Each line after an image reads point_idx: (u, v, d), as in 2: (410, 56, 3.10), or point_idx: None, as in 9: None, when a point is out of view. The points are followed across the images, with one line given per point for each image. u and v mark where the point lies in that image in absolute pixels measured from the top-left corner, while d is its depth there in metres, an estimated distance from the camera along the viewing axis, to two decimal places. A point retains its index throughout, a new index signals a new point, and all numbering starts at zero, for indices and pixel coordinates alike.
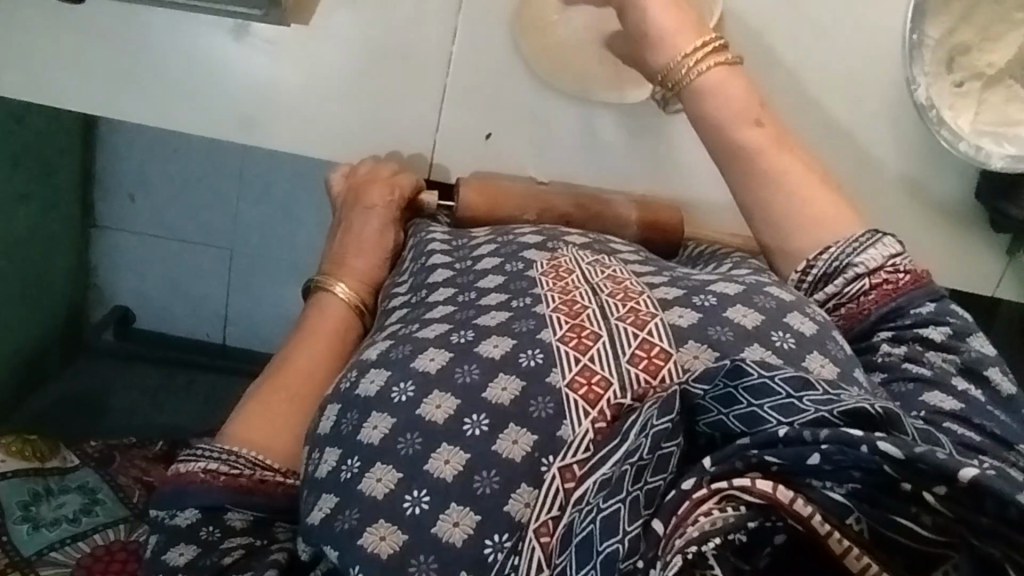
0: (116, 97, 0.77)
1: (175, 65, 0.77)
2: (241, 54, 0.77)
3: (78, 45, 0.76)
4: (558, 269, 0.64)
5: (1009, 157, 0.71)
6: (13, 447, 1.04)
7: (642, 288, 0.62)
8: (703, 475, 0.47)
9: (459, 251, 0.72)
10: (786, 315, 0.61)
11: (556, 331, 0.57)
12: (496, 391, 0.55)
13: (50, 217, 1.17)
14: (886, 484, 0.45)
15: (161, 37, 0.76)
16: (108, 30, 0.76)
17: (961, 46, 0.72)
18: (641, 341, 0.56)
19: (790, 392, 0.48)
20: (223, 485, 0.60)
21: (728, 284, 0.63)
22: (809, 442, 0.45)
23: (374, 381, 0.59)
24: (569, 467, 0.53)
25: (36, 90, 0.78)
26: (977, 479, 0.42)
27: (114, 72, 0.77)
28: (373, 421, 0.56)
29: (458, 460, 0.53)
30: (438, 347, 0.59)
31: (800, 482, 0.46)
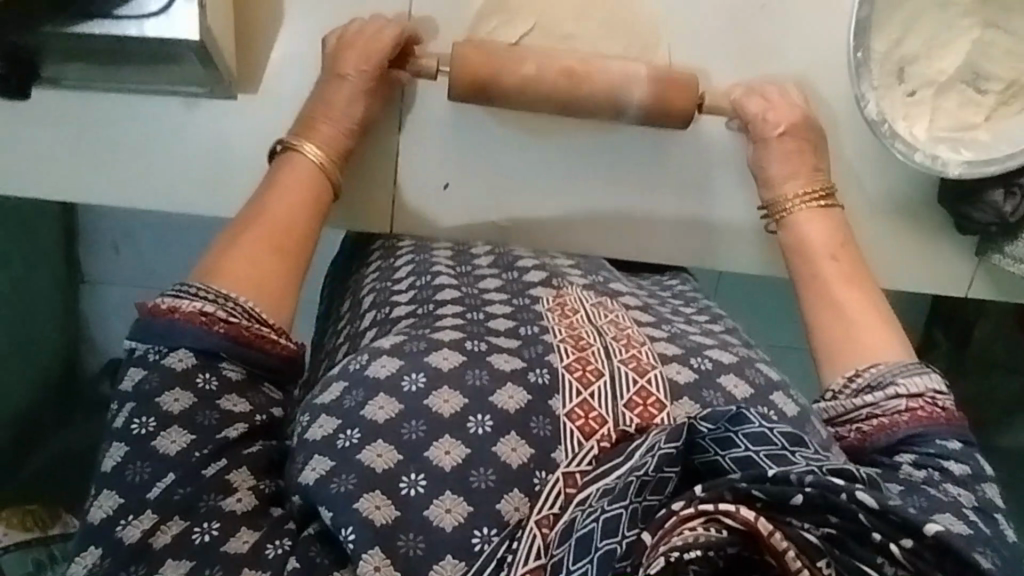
0: (72, 182, 0.73)
1: (126, 138, 0.73)
2: (202, 123, 0.73)
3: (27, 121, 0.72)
4: (564, 307, 0.65)
5: (966, 163, 0.70)
6: (15, 519, 1.04)
7: (644, 339, 0.62)
8: (693, 496, 0.48)
9: (465, 278, 0.73)
10: (772, 394, 0.63)
11: (563, 358, 0.58)
12: (503, 398, 0.55)
13: (37, 278, 1.17)
14: (858, 534, 0.47)
15: (107, 111, 0.72)
16: (56, 111, 0.72)
17: (909, 57, 0.72)
18: (638, 387, 0.56)
19: (784, 445, 0.50)
20: (220, 335, 0.58)
21: (724, 353, 0.65)
22: (795, 484, 0.47)
23: (385, 364, 0.57)
24: (570, 474, 0.52)
25: None
26: (939, 535, 0.46)
27: (62, 148, 0.73)
28: (379, 401, 0.55)
29: (458, 453, 0.53)
30: (451, 349, 0.58)
31: (780, 518, 0.47)
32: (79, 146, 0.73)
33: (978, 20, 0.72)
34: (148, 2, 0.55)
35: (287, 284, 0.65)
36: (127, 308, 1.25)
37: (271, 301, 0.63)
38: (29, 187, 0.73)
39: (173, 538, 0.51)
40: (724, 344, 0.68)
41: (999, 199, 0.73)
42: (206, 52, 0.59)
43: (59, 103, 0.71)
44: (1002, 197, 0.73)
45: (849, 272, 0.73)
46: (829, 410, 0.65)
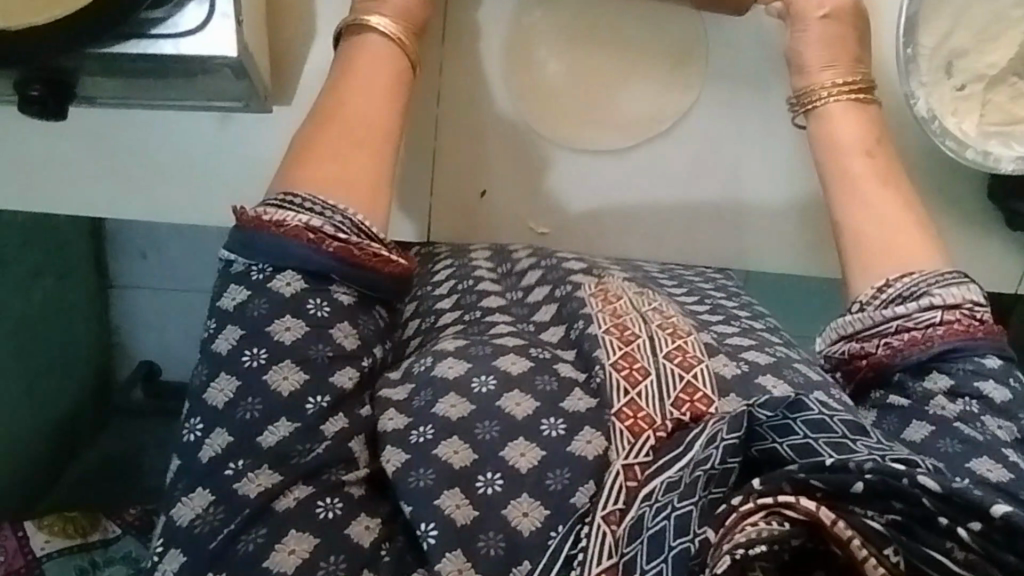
0: (106, 199, 0.73)
1: (160, 153, 0.72)
2: (234, 134, 0.72)
3: (56, 142, 0.72)
4: (606, 293, 0.64)
5: (1018, 159, 0.69)
6: (57, 527, 1.05)
7: (689, 327, 0.60)
8: (751, 489, 0.45)
9: (507, 283, 0.73)
10: (818, 391, 0.61)
11: (609, 355, 0.57)
12: (573, 400, 0.55)
13: (68, 288, 1.17)
14: (923, 518, 0.45)
15: (141, 129, 0.71)
16: (88, 130, 0.71)
17: (959, 50, 0.70)
18: (686, 384, 0.54)
19: (845, 433, 0.48)
20: (330, 252, 0.55)
21: (760, 353, 0.64)
22: (853, 471, 0.45)
23: (452, 365, 0.57)
24: (630, 466, 0.50)
25: (22, 199, 0.73)
26: (1009, 517, 0.43)
27: (97, 168, 0.72)
28: (449, 399, 0.55)
29: (534, 455, 0.52)
30: (517, 354, 0.58)
31: (844, 507, 0.45)
32: (111, 164, 0.72)
33: None
34: (182, 20, 0.55)
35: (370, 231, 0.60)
36: (157, 314, 1.26)
37: (362, 200, 0.60)
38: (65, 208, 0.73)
39: (264, 489, 0.49)
40: (761, 343, 0.66)
41: None
42: (244, 69, 0.58)
43: (90, 121, 0.71)
44: None
45: (881, 167, 0.70)
46: (853, 324, 0.63)
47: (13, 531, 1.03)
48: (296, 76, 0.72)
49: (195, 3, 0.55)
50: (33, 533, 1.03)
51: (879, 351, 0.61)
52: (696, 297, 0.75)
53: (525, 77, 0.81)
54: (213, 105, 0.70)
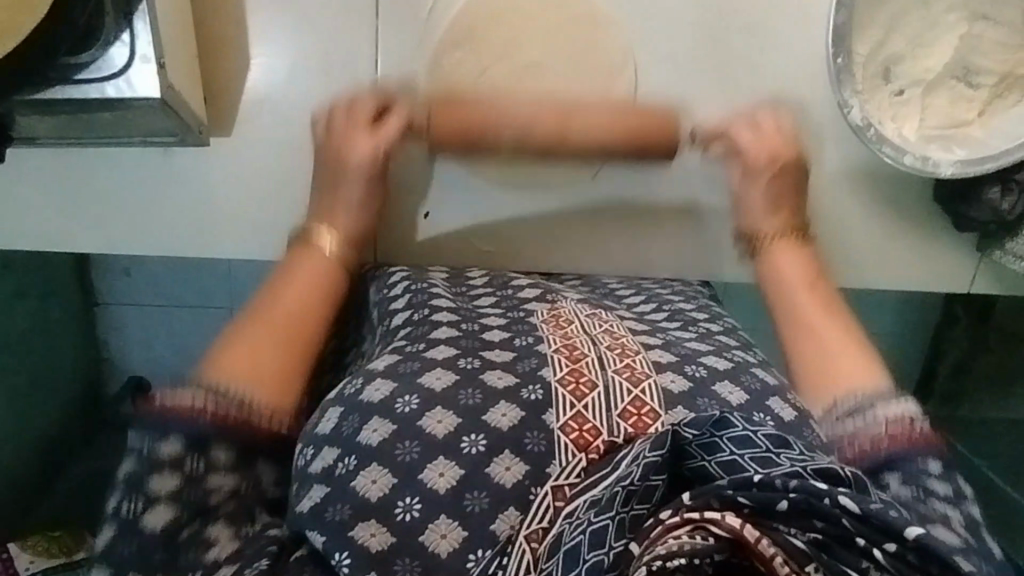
0: (60, 234, 0.74)
1: (110, 186, 0.73)
2: (180, 167, 0.73)
3: (11, 177, 0.73)
4: (557, 319, 0.65)
5: (957, 162, 0.68)
6: (41, 547, 1.07)
7: (638, 347, 0.62)
8: (679, 504, 0.46)
9: (461, 299, 0.72)
10: (770, 399, 0.60)
11: (556, 371, 0.58)
12: (496, 416, 0.55)
13: (51, 310, 1.20)
14: (841, 536, 0.45)
15: (93, 162, 0.73)
16: (39, 168, 0.73)
17: (895, 56, 0.70)
18: (633, 398, 0.56)
19: (768, 447, 0.48)
20: (210, 422, 0.51)
21: (718, 359, 0.64)
22: (779, 489, 0.45)
23: (378, 388, 0.57)
24: (559, 488, 0.51)
25: None
26: (922, 539, 0.43)
27: (52, 200, 0.74)
28: (374, 424, 0.55)
29: (452, 475, 0.52)
30: (445, 368, 0.59)
31: (766, 524, 0.46)
32: (62, 198, 0.74)
33: (966, 13, 0.69)
34: (109, 61, 0.56)
35: (302, 381, 0.60)
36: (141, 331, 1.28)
37: (274, 397, 0.57)
38: (20, 242, 0.75)
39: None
40: (719, 349, 0.66)
41: (995, 197, 0.71)
42: (170, 106, 0.59)
43: (38, 159, 0.72)
44: (998, 195, 0.71)
45: (826, 305, 0.69)
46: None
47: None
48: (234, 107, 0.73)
49: (119, 44, 0.55)
50: (18, 553, 1.06)
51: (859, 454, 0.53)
52: (654, 304, 0.75)
53: None
54: (155, 142, 0.71)
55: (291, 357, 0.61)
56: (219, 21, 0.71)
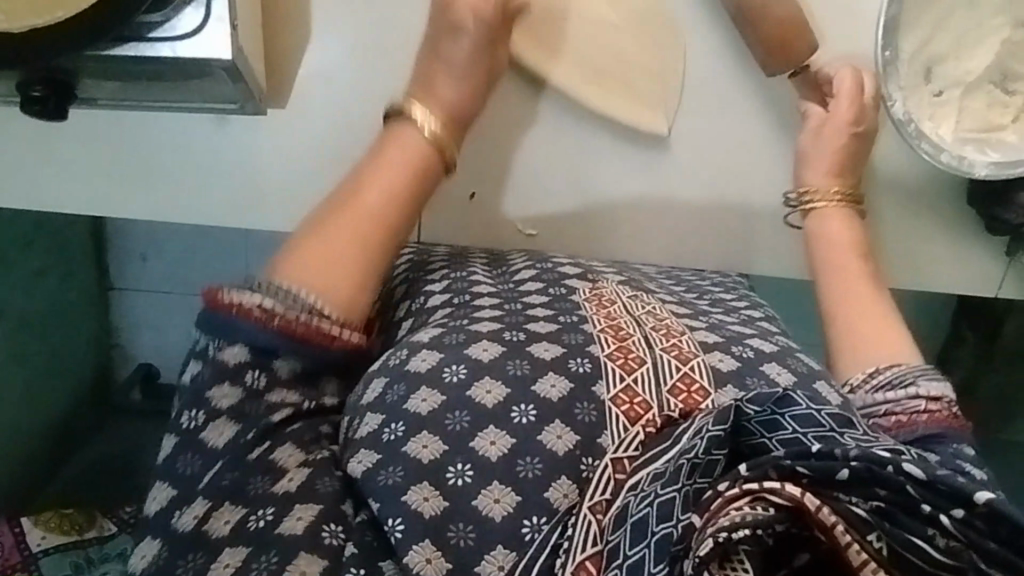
0: (109, 201, 0.73)
1: (168, 152, 0.72)
2: (237, 139, 0.72)
3: (65, 141, 0.72)
4: (601, 298, 0.65)
5: (993, 163, 0.70)
6: (53, 523, 1.05)
7: (682, 329, 0.62)
8: (738, 476, 0.46)
9: (501, 276, 0.72)
10: (817, 381, 0.61)
11: (604, 347, 0.58)
12: (546, 387, 0.56)
13: (68, 289, 1.20)
14: (906, 506, 0.45)
15: (149, 130, 0.72)
16: (90, 134, 0.72)
17: (937, 57, 0.72)
18: (682, 373, 0.57)
19: (832, 426, 0.48)
20: (277, 329, 0.55)
21: (764, 342, 0.64)
22: (840, 459, 0.45)
23: (425, 358, 0.58)
24: (618, 461, 0.52)
25: (31, 194, 0.73)
26: (991, 503, 0.44)
27: (105, 165, 0.73)
28: (422, 394, 0.55)
29: (504, 443, 0.53)
30: (490, 340, 0.59)
31: (827, 493, 0.45)
32: (115, 164, 0.73)
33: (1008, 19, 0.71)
34: (182, 24, 0.57)
35: (370, 283, 0.62)
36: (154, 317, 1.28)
37: (342, 300, 0.60)
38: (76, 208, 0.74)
39: (229, 530, 0.50)
40: (764, 332, 0.66)
41: None
42: (240, 76, 0.61)
43: (98, 123, 0.72)
44: None
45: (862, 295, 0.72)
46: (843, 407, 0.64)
47: (11, 526, 1.03)
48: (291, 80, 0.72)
49: (192, 9, 0.57)
50: (29, 528, 1.04)
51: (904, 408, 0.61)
52: (697, 292, 0.75)
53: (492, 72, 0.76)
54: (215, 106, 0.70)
55: (372, 265, 0.63)
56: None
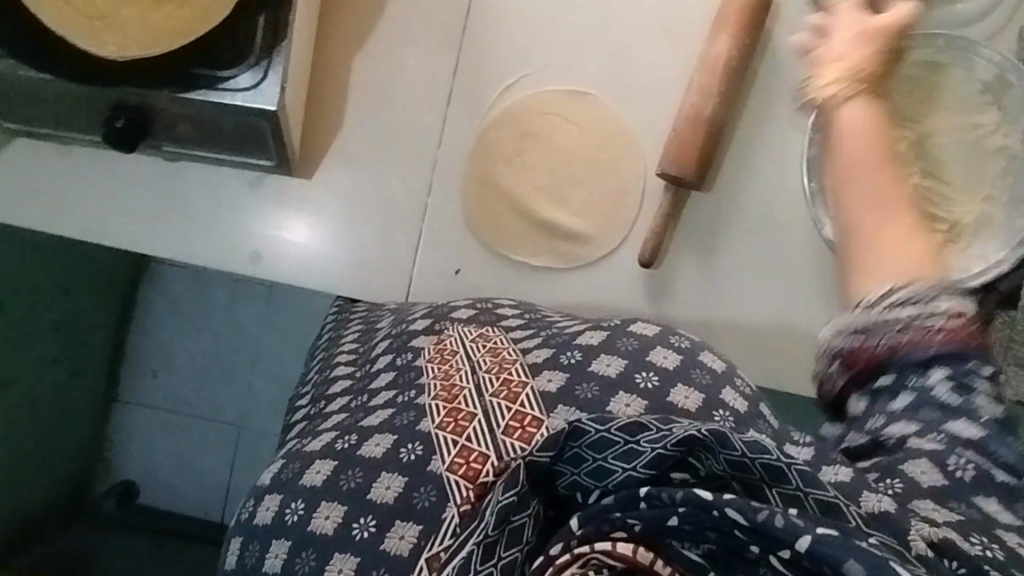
0: (145, 237, 0.83)
1: (204, 203, 0.83)
2: (266, 194, 0.83)
3: (120, 180, 0.83)
4: (442, 354, 0.64)
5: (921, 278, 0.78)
6: None
7: (516, 356, 0.63)
8: (570, 537, 0.43)
9: (361, 366, 0.73)
10: (651, 351, 0.61)
11: (434, 419, 0.57)
12: (380, 491, 0.54)
13: (77, 382, 1.32)
14: (733, 548, 0.42)
15: (192, 182, 0.83)
16: (141, 177, 0.83)
17: None
18: (513, 412, 0.56)
19: (626, 438, 0.45)
20: None
21: (592, 334, 0.63)
22: (667, 503, 0.42)
23: (269, 507, 0.57)
24: (435, 556, 0.51)
25: (81, 222, 0.83)
26: (812, 548, 0.39)
27: (149, 207, 0.83)
28: (273, 549, 0.55)
29: (348, 568, 0.51)
30: (325, 458, 0.59)
31: (661, 540, 0.43)
32: (157, 206, 0.83)
33: (918, 169, 0.81)
34: (242, 80, 0.70)
35: None
36: (153, 436, 1.42)
37: None
38: (125, 243, 0.83)
39: None
40: (596, 323, 0.65)
41: None
42: (278, 134, 0.75)
43: (152, 168, 0.83)
44: None
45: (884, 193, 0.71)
46: (856, 324, 0.57)
47: None
48: (318, 152, 0.82)
49: (250, 72, 0.70)
50: None
51: (881, 348, 0.56)
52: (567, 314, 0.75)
53: (479, 163, 0.83)
54: (250, 164, 0.81)
55: None
56: (328, 77, 0.82)
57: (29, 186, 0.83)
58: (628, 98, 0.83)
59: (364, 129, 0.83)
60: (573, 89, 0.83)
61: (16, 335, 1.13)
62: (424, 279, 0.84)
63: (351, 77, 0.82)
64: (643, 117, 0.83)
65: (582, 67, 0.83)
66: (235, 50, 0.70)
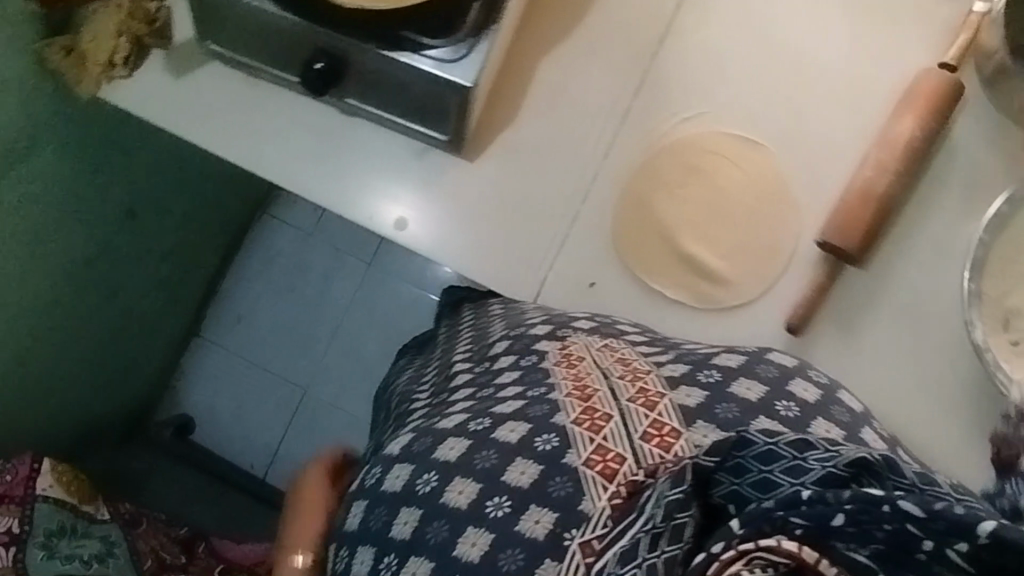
0: (304, 181, 0.85)
1: (367, 160, 0.85)
2: (428, 165, 0.85)
3: (293, 121, 0.86)
4: (569, 358, 0.64)
5: None
6: (65, 478, 1.05)
7: (649, 368, 0.63)
8: (733, 537, 0.48)
9: (479, 355, 0.70)
10: (791, 381, 0.62)
11: (570, 414, 0.57)
12: (515, 475, 0.54)
13: (170, 306, 1.33)
14: (903, 544, 0.47)
15: (360, 137, 0.85)
16: (314, 124, 0.86)
17: (1016, 309, 0.78)
18: (652, 420, 0.56)
19: (793, 454, 0.50)
20: None
21: (731, 357, 0.64)
22: (833, 502, 0.47)
23: (398, 475, 0.59)
24: (588, 542, 0.50)
25: (247, 154, 0.85)
26: (994, 532, 0.44)
27: (315, 152, 0.85)
28: (403, 515, 0.56)
29: (483, 542, 0.52)
30: (458, 435, 0.58)
31: (823, 541, 0.48)
32: (322, 154, 0.85)
33: None
34: (443, 52, 0.72)
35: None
36: (221, 377, 1.42)
37: None
38: (284, 182, 0.85)
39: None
40: (730, 347, 0.66)
41: None
42: (463, 109, 0.76)
43: (327, 117, 0.86)
44: None
45: None
46: None
47: (31, 460, 1.04)
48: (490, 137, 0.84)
49: (450, 46, 0.72)
50: (45, 472, 1.04)
51: None
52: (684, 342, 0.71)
53: (641, 183, 0.84)
54: (418, 131, 0.83)
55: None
56: (519, 67, 0.84)
57: (204, 105, 0.85)
58: (799, 155, 0.83)
59: (536, 125, 0.84)
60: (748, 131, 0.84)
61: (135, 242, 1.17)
62: (556, 284, 0.84)
63: (538, 70, 0.84)
64: (813, 176, 0.83)
65: (763, 116, 0.84)
66: (444, 23, 0.73)
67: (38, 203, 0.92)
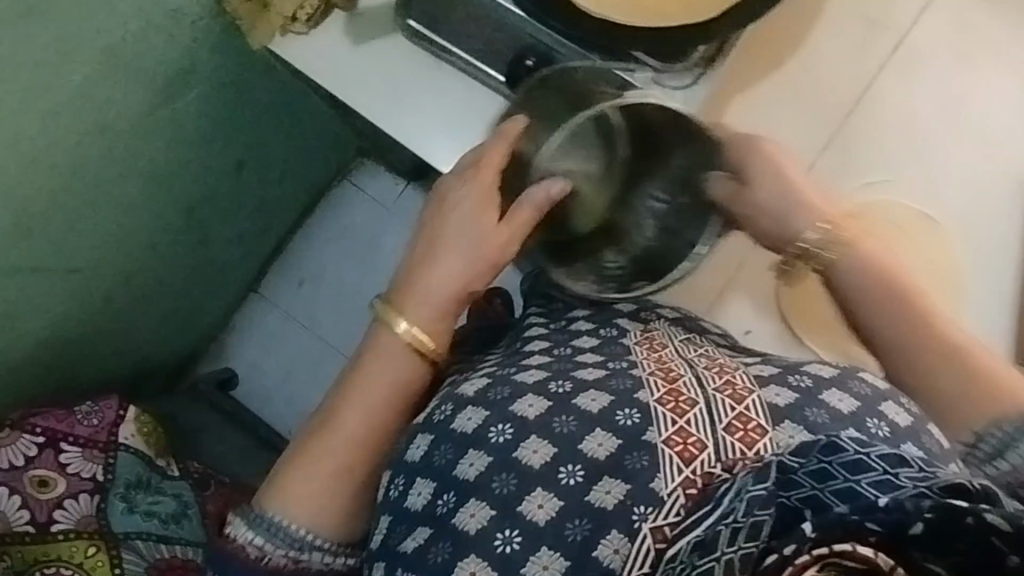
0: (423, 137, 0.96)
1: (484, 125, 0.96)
2: None
3: (421, 80, 0.96)
4: (652, 341, 0.67)
5: None
6: (145, 429, 1.10)
7: (736, 366, 0.64)
8: (805, 539, 0.47)
9: (556, 333, 0.74)
10: (882, 403, 0.61)
11: (653, 393, 0.60)
12: (592, 445, 0.57)
13: (245, 261, 1.38)
14: (987, 560, 0.46)
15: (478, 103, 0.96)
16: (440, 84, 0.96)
17: None
18: (738, 414, 0.57)
19: (885, 469, 0.49)
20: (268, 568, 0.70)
21: (823, 369, 0.64)
22: (912, 511, 0.46)
23: (471, 417, 0.62)
24: (659, 528, 0.53)
25: (377, 103, 0.96)
26: None
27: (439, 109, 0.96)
28: (470, 457, 0.60)
29: (551, 505, 0.55)
30: (536, 394, 0.62)
31: (901, 550, 0.47)
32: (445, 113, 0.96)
33: None
34: None
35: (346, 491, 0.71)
36: (274, 336, 1.46)
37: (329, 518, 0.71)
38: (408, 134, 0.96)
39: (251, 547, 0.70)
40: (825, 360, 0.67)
41: None
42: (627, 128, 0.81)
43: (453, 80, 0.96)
44: None
45: None
46: None
47: (117, 406, 1.09)
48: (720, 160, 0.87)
49: None
50: (128, 421, 1.09)
51: None
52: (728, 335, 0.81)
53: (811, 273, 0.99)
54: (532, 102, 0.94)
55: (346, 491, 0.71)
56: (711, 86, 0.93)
57: (342, 56, 0.96)
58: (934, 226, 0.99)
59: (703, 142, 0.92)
60: (925, 209, 1.00)
61: (238, 199, 1.24)
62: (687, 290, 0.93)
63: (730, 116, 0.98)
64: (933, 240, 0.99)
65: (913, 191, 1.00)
66: None
67: (162, 130, 0.97)
